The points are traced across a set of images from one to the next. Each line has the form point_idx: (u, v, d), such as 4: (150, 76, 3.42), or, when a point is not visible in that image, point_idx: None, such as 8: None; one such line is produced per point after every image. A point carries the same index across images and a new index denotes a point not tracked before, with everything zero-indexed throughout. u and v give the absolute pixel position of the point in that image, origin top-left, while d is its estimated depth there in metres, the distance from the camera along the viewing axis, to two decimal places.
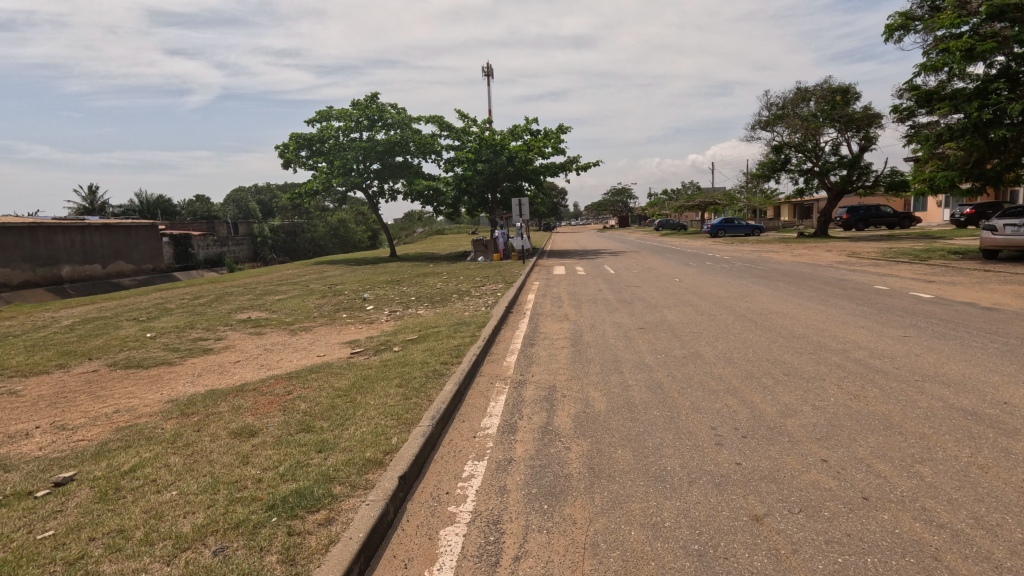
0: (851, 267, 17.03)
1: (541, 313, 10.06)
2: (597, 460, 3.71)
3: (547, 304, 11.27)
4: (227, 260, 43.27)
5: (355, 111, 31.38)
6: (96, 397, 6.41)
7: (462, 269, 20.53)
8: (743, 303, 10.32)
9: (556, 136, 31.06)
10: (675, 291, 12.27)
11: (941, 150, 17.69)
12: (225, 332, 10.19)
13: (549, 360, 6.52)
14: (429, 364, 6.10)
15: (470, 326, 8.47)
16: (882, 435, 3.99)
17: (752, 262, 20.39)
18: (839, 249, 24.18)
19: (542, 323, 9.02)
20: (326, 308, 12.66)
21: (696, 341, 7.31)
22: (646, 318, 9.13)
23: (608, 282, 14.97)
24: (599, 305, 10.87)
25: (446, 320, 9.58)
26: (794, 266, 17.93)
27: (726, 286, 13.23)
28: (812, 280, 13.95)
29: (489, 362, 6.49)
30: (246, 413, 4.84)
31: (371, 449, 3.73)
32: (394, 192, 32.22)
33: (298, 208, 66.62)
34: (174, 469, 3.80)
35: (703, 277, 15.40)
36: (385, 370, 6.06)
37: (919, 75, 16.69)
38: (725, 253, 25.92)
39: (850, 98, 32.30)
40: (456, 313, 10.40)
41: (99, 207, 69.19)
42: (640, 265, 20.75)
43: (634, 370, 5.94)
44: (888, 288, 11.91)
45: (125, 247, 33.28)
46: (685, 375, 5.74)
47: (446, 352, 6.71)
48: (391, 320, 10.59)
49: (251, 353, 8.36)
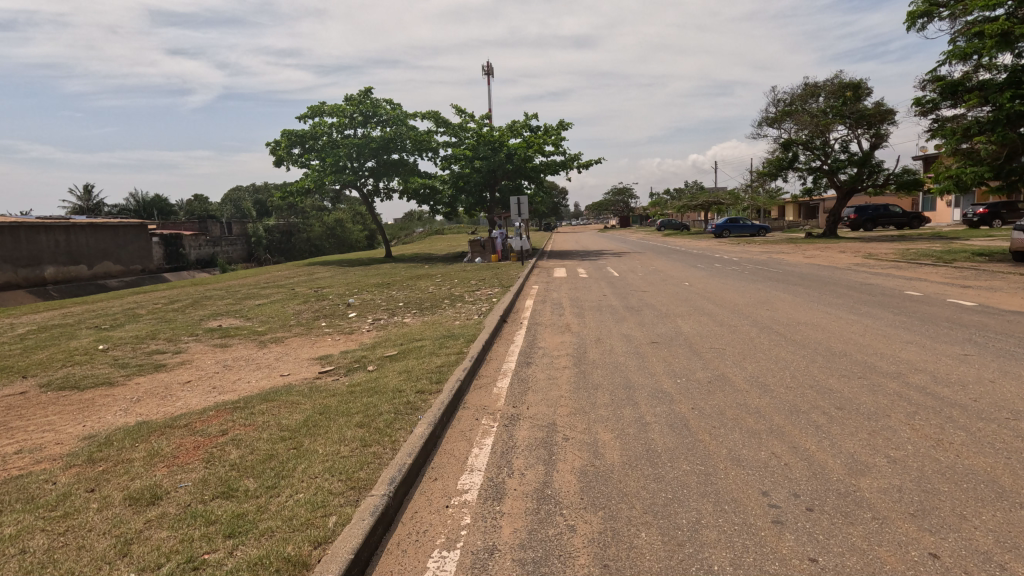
0: (872, 269, 15.98)
1: (540, 323, 8.98)
2: (612, 552, 2.68)
3: (547, 311, 10.18)
4: (220, 260, 42.24)
5: (348, 106, 30.38)
6: (7, 429, 5.36)
7: (457, 272, 19.45)
8: (765, 312, 9.23)
9: (556, 133, 30.06)
10: (686, 297, 11.21)
11: (965, 146, 16.65)
12: (186, 345, 9.11)
13: (547, 386, 5.47)
14: (402, 393, 5.02)
15: (458, 340, 7.40)
16: (1000, 509, 2.94)
17: (763, 264, 19.31)
18: (852, 249, 23.12)
19: (541, 336, 7.96)
20: (306, 315, 11.62)
21: (719, 359, 6.28)
22: (658, 330, 8.08)
23: (613, 285, 13.92)
24: (604, 313, 9.79)
25: (433, 332, 8.52)
26: (810, 268, 16.86)
27: (742, 291, 12.15)
28: (833, 284, 12.89)
29: (475, 389, 5.40)
30: (159, 466, 3.77)
31: (297, 538, 2.67)
32: (389, 190, 31.21)
33: (294, 208, 65.53)
34: (27, 561, 2.74)
35: (714, 280, 14.34)
36: (349, 401, 4.98)
37: (944, 65, 15.68)
38: (733, 255, 24.87)
39: (860, 94, 31.20)
40: (445, 323, 9.31)
41: (94, 206, 68.16)
42: (645, 266, 19.64)
43: (652, 401, 4.89)
44: (921, 294, 10.86)
45: (113, 247, 32.29)
46: (715, 408, 4.68)
47: (425, 375, 5.64)
48: (372, 330, 9.51)
49: (206, 370, 7.29)
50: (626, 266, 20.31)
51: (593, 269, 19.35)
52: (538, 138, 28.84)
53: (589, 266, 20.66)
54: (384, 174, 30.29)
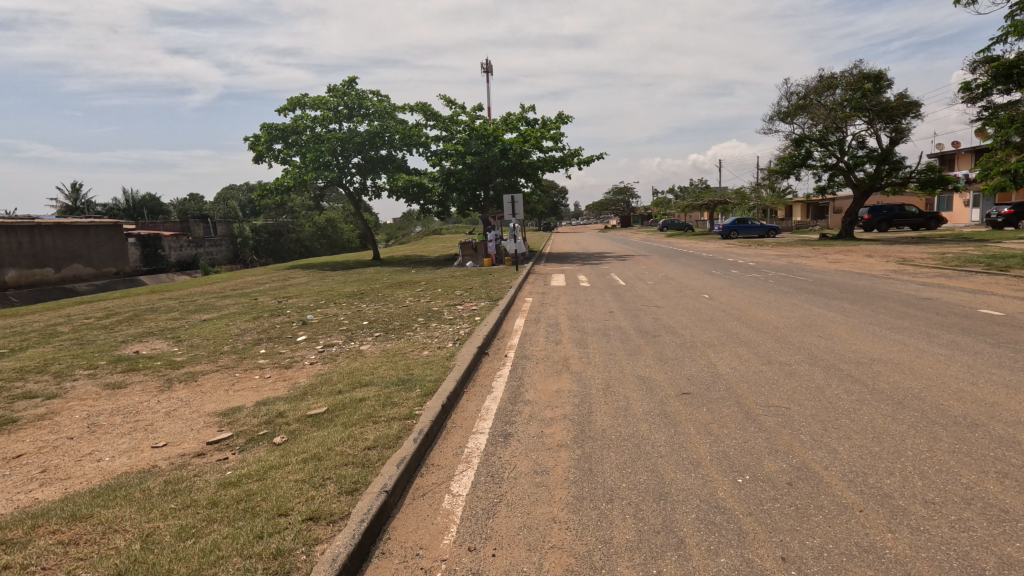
0: (915, 278, 13.88)
1: (530, 357, 6.89)
2: None
3: (540, 337, 8.09)
4: (202, 262, 40.08)
5: (332, 98, 28.35)
6: None
7: (443, 279, 17.37)
8: (820, 342, 7.16)
9: (554, 126, 28.08)
10: (712, 318, 9.13)
11: (1020, 137, 14.65)
12: (70, 385, 6.96)
13: (530, 492, 3.42)
14: (279, 523, 2.93)
15: (416, 389, 5.34)
16: None
17: (786, 269, 17.25)
18: (878, 253, 21.09)
19: (530, 379, 5.88)
20: (248, 337, 9.55)
21: (789, 433, 4.24)
22: (690, 370, 6.05)
23: (619, 298, 11.93)
24: (612, 340, 7.72)
25: (388, 371, 6.46)
26: (843, 276, 14.77)
27: (777, 308, 10.09)
28: (883, 299, 10.83)
29: (412, 503, 3.32)
30: None
31: None
32: (376, 188, 29.14)
33: (286, 207, 63.42)
34: None
35: (738, 292, 12.30)
36: (186, 540, 2.89)
37: (999, 44, 13.62)
38: (746, 258, 22.75)
39: (881, 86, 29.18)
40: (407, 358, 7.22)
41: (82, 205, 66.16)
42: (654, 273, 17.51)
43: (709, 542, 2.84)
44: (1002, 313, 8.78)
45: (84, 249, 30.13)
46: (828, 569, 2.60)
47: (338, 470, 3.59)
48: (315, 364, 7.41)
49: (59, 436, 5.13)
50: (632, 272, 18.18)
51: (597, 276, 17.37)
52: (535, 131, 26.92)
53: (592, 272, 18.61)
54: (371, 170, 28.29)
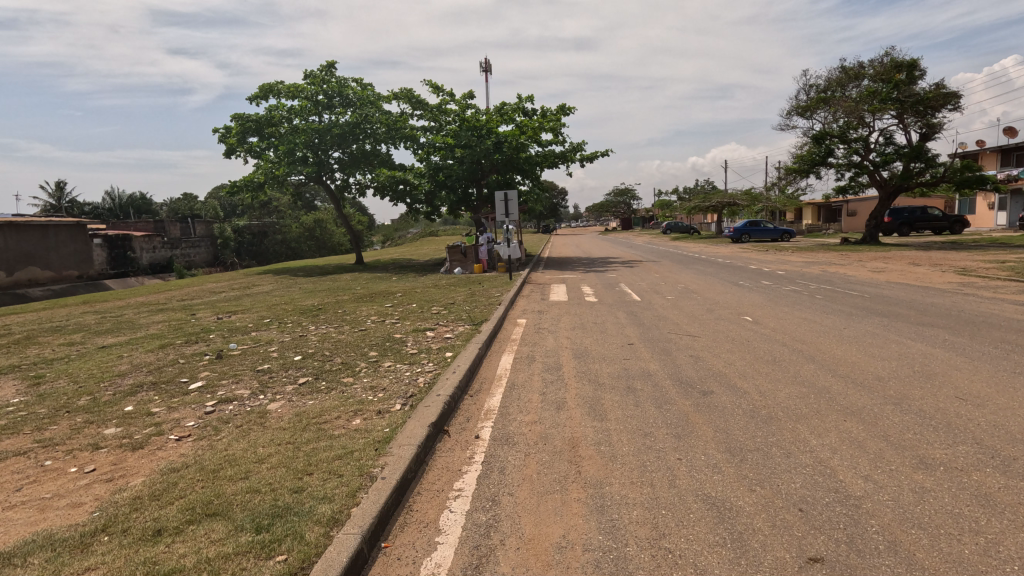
0: (998, 294, 11.24)
1: (518, 444, 4.21)
2: None
3: (534, 394, 5.40)
4: (177, 265, 37.20)
5: (309, 85, 25.75)
6: None
7: (424, 290, 14.71)
8: (977, 417, 4.46)
9: (554, 117, 25.50)
10: (776, 359, 6.49)
11: None
12: None
13: None
14: None
15: (277, 557, 2.66)
16: None
17: (828, 281, 14.64)
18: (924, 260, 18.52)
19: (511, 511, 3.22)
20: (126, 381, 6.80)
21: None
22: (797, 486, 3.42)
23: (636, 320, 9.29)
24: (641, 403, 5.03)
25: (272, 476, 3.73)
26: (905, 291, 12.12)
27: (855, 340, 7.44)
28: (990, 325, 8.15)
29: None
30: None
31: None
32: (358, 185, 26.48)
33: (275, 208, 60.51)
34: None
35: (789, 313, 9.67)
36: None
37: None
38: (770, 266, 20.06)
39: (914, 76, 26.57)
40: (323, 437, 4.50)
41: (66, 204, 63.25)
42: (670, 284, 14.85)
43: None
44: None
45: (40, 250, 27.06)
46: None
47: None
48: (182, 445, 4.69)
49: None
50: (645, 282, 15.50)
51: (604, 286, 14.82)
52: (533, 122, 24.32)
53: (597, 282, 15.99)
54: (353, 165, 25.63)
